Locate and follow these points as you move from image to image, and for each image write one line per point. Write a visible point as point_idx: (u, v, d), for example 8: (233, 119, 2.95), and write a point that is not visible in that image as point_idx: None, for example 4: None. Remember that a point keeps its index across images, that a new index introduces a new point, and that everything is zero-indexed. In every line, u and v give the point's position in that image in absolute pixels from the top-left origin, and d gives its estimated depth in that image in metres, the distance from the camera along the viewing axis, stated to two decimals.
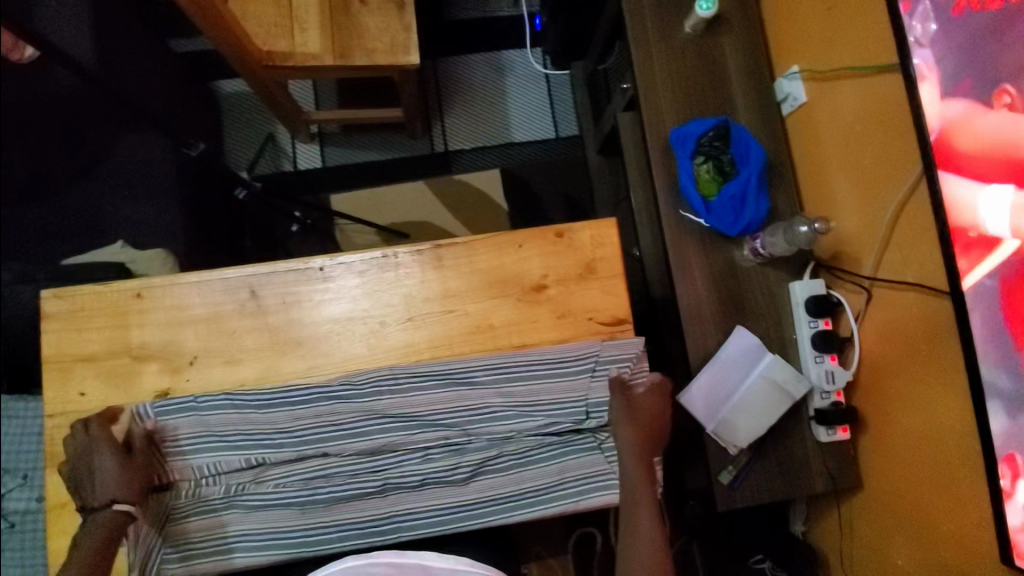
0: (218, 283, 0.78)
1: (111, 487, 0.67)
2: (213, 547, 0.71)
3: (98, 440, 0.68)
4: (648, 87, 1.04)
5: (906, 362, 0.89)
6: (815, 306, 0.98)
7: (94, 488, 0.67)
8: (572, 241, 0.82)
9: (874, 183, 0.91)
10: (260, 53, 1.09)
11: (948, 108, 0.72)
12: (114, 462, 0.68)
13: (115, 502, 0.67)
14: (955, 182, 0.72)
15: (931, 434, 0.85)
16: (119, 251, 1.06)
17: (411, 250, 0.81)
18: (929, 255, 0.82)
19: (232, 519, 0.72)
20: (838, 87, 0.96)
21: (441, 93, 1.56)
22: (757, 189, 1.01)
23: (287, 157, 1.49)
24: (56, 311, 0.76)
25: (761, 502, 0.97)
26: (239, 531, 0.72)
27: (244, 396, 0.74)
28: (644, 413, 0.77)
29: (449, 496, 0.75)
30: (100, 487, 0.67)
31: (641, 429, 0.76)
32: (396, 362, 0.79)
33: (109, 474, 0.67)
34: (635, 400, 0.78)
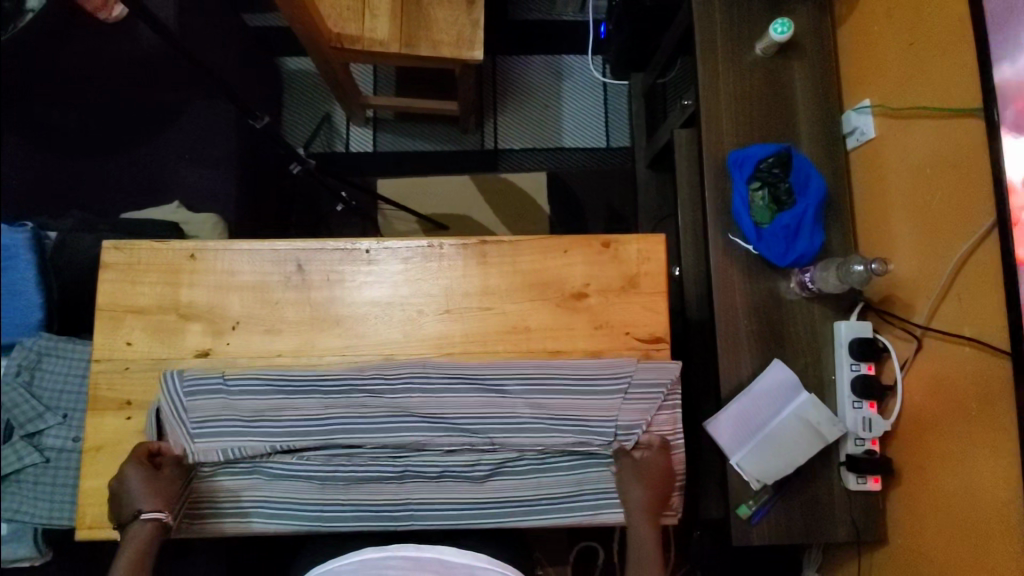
0: (267, 253, 0.80)
1: (142, 503, 0.70)
2: (235, 508, 0.74)
3: (126, 466, 0.72)
4: (710, 106, 1.03)
5: (952, 420, 0.85)
6: (860, 349, 0.95)
7: (130, 507, 0.70)
8: (618, 252, 0.81)
9: (938, 231, 0.87)
10: (330, 35, 1.12)
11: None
12: (140, 479, 0.71)
13: (143, 514, 0.69)
14: None
15: (971, 504, 0.81)
16: (175, 212, 1.09)
17: (457, 243, 0.81)
18: (991, 311, 0.78)
19: (255, 484, 0.75)
20: (911, 125, 0.93)
21: (498, 91, 1.56)
22: (813, 223, 0.98)
23: (341, 138, 1.52)
24: (114, 262, 0.79)
25: (779, 543, 0.95)
26: (262, 495, 0.74)
27: (278, 379, 0.76)
28: (654, 473, 0.75)
29: (464, 491, 0.76)
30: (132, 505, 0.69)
31: (653, 489, 0.74)
32: (428, 353, 0.80)
33: (137, 489, 0.70)
34: (644, 459, 0.75)
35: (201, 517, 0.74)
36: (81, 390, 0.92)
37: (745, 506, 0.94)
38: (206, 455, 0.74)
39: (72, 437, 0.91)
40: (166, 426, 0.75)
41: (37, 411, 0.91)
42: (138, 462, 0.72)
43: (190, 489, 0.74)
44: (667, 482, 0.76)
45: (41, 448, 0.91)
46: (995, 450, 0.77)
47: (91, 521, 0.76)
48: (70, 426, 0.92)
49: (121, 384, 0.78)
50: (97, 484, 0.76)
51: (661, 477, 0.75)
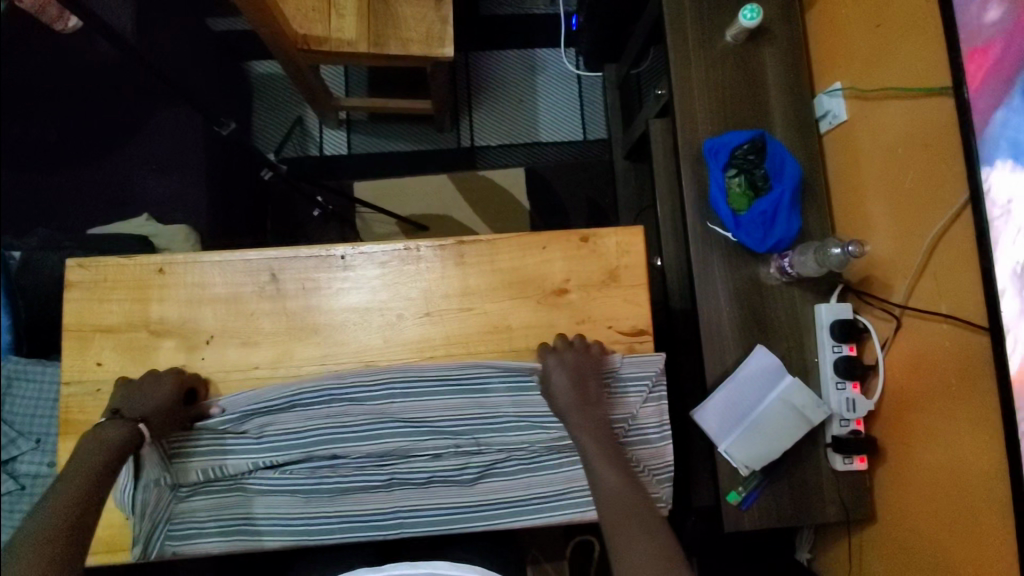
0: (239, 264, 0.78)
1: (150, 411, 0.69)
2: (219, 527, 0.73)
3: (169, 378, 0.72)
4: (684, 95, 1.02)
5: (935, 398, 0.86)
6: (841, 331, 0.96)
7: (136, 404, 0.69)
8: (597, 246, 0.80)
9: (911, 212, 0.88)
10: (296, 37, 1.09)
11: (1002, 133, 0.69)
12: (169, 395, 0.71)
13: (144, 423, 0.68)
14: (1004, 212, 0.69)
15: (958, 480, 0.82)
16: (143, 224, 1.06)
17: (434, 244, 0.79)
18: (967, 287, 0.78)
19: (238, 501, 0.74)
20: (881, 107, 0.93)
21: (471, 87, 1.55)
22: (790, 207, 0.98)
23: (314, 142, 1.49)
24: (79, 281, 0.76)
25: (769, 526, 0.95)
26: (249, 513, 0.73)
27: (257, 392, 0.75)
28: (566, 377, 0.72)
29: (453, 495, 0.75)
30: (141, 406, 0.69)
31: (575, 393, 0.72)
32: (410, 358, 0.78)
33: (158, 399, 0.70)
34: (546, 370, 0.74)
35: (181, 538, 0.73)
36: (52, 412, 0.89)
37: (735, 493, 0.94)
38: (186, 475, 0.73)
39: (47, 462, 0.88)
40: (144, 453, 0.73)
41: (10, 436, 0.88)
42: (181, 385, 0.72)
43: (172, 511, 0.73)
44: (587, 378, 0.73)
45: (16, 475, 0.88)
46: (978, 424, 0.78)
47: None
48: (44, 451, 0.89)
49: (93, 407, 0.75)
50: None
51: (576, 376, 0.73)
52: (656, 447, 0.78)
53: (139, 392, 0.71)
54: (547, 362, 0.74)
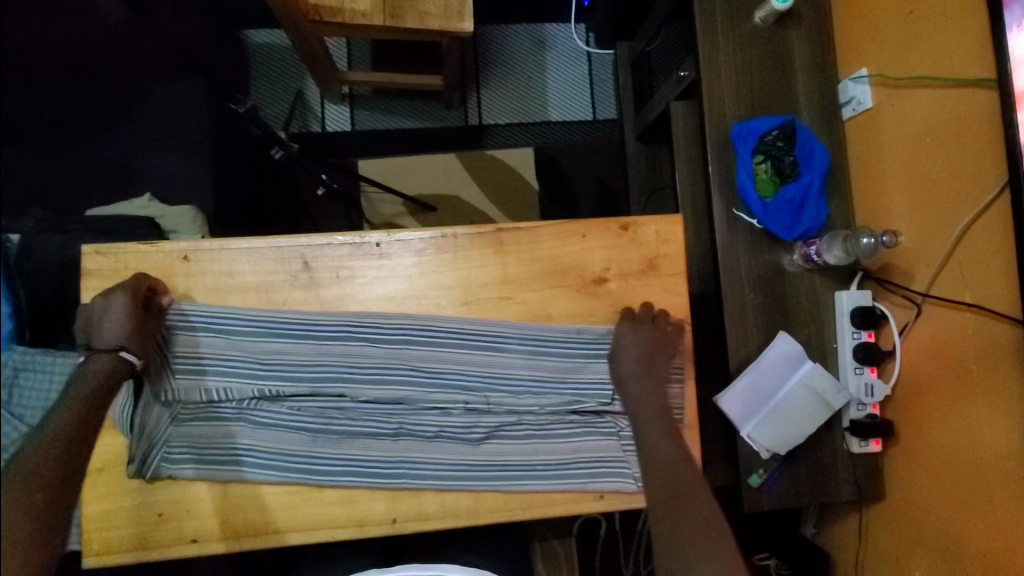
0: (269, 251, 0.74)
1: (116, 337, 0.66)
2: (207, 457, 0.70)
3: (117, 293, 0.67)
4: (712, 78, 1.01)
5: (951, 384, 0.89)
6: (860, 318, 0.97)
7: (104, 334, 0.66)
8: (637, 235, 0.79)
9: (938, 202, 0.89)
10: (306, 7, 1.04)
11: None
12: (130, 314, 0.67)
13: (121, 350, 0.66)
14: None
15: (974, 461, 0.85)
16: (148, 205, 1.01)
17: (471, 232, 0.77)
18: (998, 277, 0.80)
19: (241, 431, 0.71)
20: (908, 96, 0.94)
21: (479, 62, 1.50)
22: (818, 196, 0.99)
23: (316, 117, 1.44)
24: (97, 269, 0.72)
25: (787, 506, 0.98)
26: (249, 444, 0.71)
27: (271, 321, 0.73)
28: (635, 348, 0.75)
29: (457, 451, 0.74)
30: (109, 335, 0.65)
31: (644, 373, 0.74)
32: (414, 312, 0.76)
33: (119, 321, 0.66)
34: (618, 338, 0.76)
35: (178, 462, 0.70)
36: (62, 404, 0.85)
37: (756, 476, 0.96)
38: (190, 395, 0.71)
39: None
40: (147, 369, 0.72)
41: (23, 431, 0.85)
42: (135, 297, 0.67)
43: (170, 432, 0.70)
44: (656, 358, 0.75)
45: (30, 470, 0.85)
46: (997, 408, 0.81)
47: (101, 546, 0.71)
48: None
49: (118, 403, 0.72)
50: (103, 507, 0.71)
51: (648, 351, 0.75)
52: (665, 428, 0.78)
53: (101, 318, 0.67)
54: (621, 339, 0.75)
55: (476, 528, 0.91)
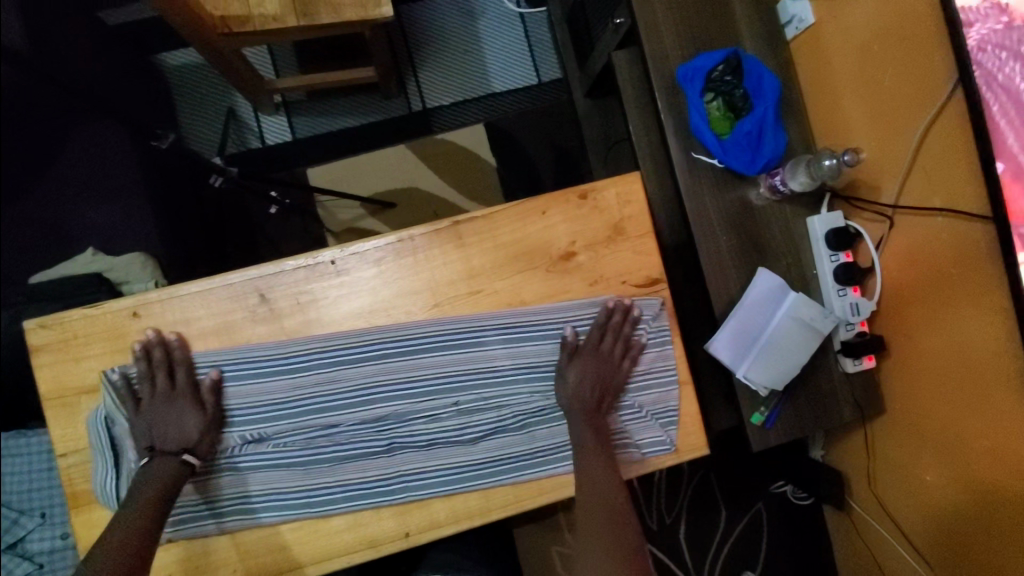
0: (221, 291, 0.71)
1: (181, 440, 0.66)
2: (210, 508, 0.69)
3: (179, 397, 0.67)
4: (649, 21, 0.97)
5: (934, 289, 0.89)
6: (835, 239, 0.96)
7: (169, 437, 0.66)
8: (598, 201, 0.76)
9: (895, 108, 0.87)
10: (212, 20, 0.97)
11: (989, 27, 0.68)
12: (194, 416, 0.67)
13: (184, 454, 0.66)
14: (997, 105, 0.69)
15: (966, 362, 0.85)
16: (93, 260, 0.96)
17: (427, 230, 0.74)
18: (961, 177, 0.79)
19: (232, 481, 0.69)
20: (852, 3, 0.90)
21: (411, 44, 1.44)
22: (774, 123, 0.95)
23: (253, 132, 1.37)
24: (46, 343, 0.68)
25: (793, 437, 0.99)
26: (244, 491, 0.70)
27: (236, 364, 0.70)
28: (586, 374, 0.73)
29: (459, 455, 0.73)
30: (176, 439, 0.66)
31: (587, 393, 0.73)
32: (383, 324, 0.73)
33: (185, 425, 0.66)
34: (573, 363, 0.74)
35: (174, 522, 0.69)
36: (50, 481, 0.84)
37: (758, 414, 0.97)
38: None
39: (59, 535, 0.83)
40: (119, 433, 0.68)
41: (12, 518, 0.83)
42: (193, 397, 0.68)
43: None
44: (608, 384, 0.74)
45: (31, 555, 0.82)
46: (981, 307, 0.80)
47: None
48: (53, 524, 0.83)
49: None
50: None
51: (597, 378, 0.73)
52: (661, 391, 0.78)
53: (161, 422, 0.67)
54: (574, 358, 0.74)
55: None
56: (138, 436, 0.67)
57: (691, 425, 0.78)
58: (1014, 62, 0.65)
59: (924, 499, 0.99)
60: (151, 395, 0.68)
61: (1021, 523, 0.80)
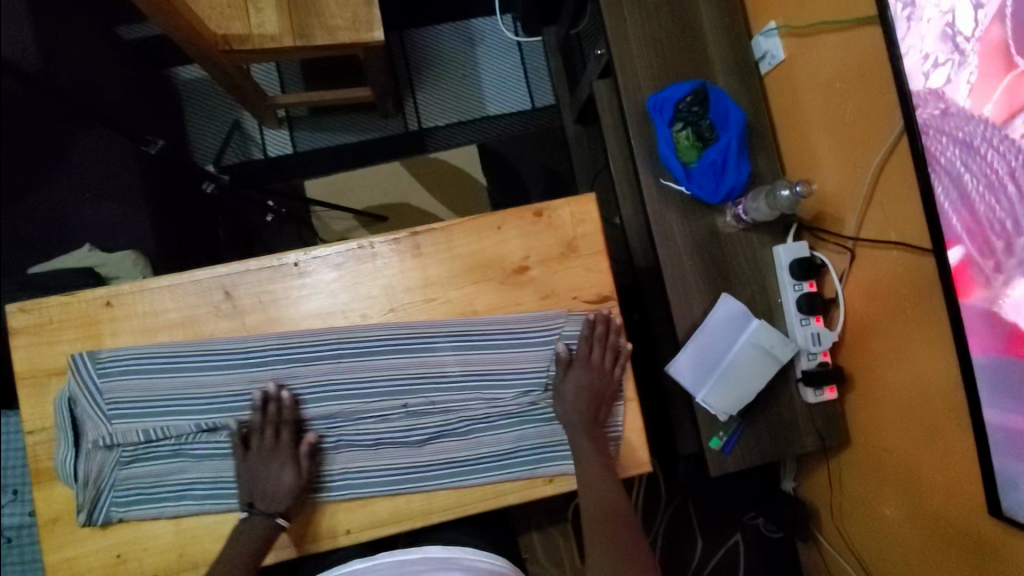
0: (189, 286, 0.75)
1: (276, 502, 0.70)
2: (159, 494, 0.71)
3: (284, 459, 0.71)
4: (622, 53, 1.01)
5: (891, 322, 0.89)
6: (798, 270, 0.98)
7: (268, 498, 0.70)
8: (552, 219, 0.80)
9: (854, 142, 0.89)
10: (214, 38, 1.04)
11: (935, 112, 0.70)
12: (293, 478, 0.71)
13: (278, 517, 0.70)
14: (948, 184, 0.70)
15: (921, 395, 0.86)
16: (87, 255, 1.02)
17: (387, 239, 0.78)
18: (912, 214, 0.81)
19: (181, 468, 0.72)
20: (816, 42, 0.94)
21: (411, 67, 1.51)
22: (738, 154, 0.98)
23: (256, 144, 1.45)
24: (24, 327, 0.73)
25: (753, 464, 0.99)
26: (193, 479, 0.72)
27: (196, 356, 0.73)
28: (580, 387, 0.76)
29: (404, 457, 0.76)
30: (275, 502, 0.70)
31: (583, 405, 0.75)
32: (340, 326, 0.77)
33: (283, 487, 0.71)
34: (567, 377, 0.76)
35: (126, 503, 0.71)
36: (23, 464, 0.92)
37: (717, 438, 0.98)
38: (126, 437, 0.71)
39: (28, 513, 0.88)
40: (80, 413, 0.71)
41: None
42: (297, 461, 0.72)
43: (114, 477, 0.71)
44: (601, 394, 0.77)
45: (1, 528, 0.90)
46: (933, 341, 0.81)
47: None
48: (24, 502, 0.91)
49: None
50: (64, 555, 0.72)
51: (591, 390, 0.76)
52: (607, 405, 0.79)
53: (263, 478, 0.71)
54: (569, 372, 0.76)
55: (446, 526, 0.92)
56: (241, 488, 0.72)
57: (636, 441, 0.80)
58: (960, 152, 0.67)
59: (887, 535, 0.98)
60: (259, 447, 0.72)
61: (979, 560, 0.80)
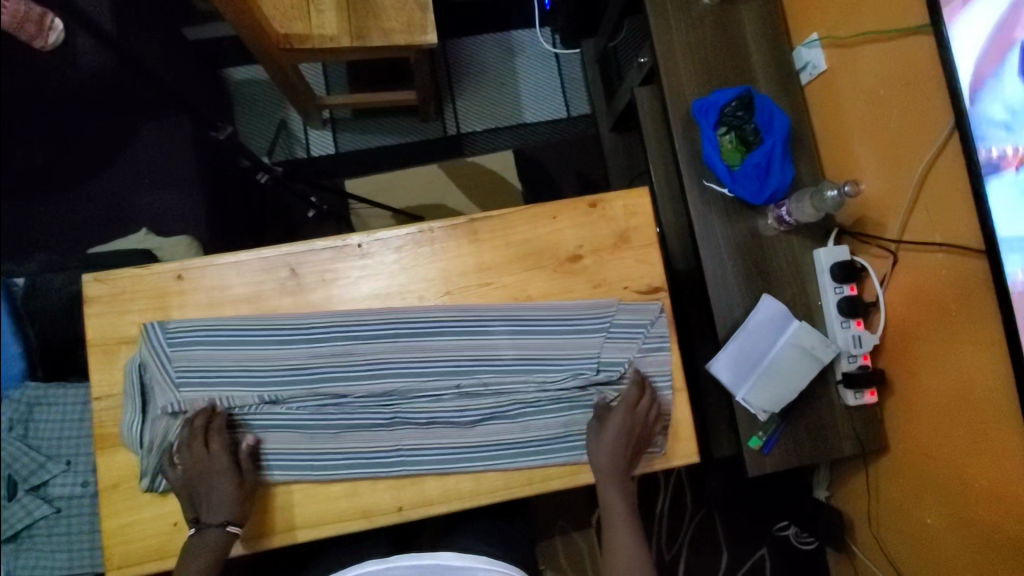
0: (256, 262, 0.78)
1: (222, 512, 0.70)
2: None
3: (220, 473, 0.70)
4: (668, 59, 1.05)
5: (935, 326, 0.90)
6: (840, 271, 0.99)
7: (213, 509, 0.70)
8: (606, 210, 0.82)
9: (899, 149, 0.92)
10: (277, 37, 1.09)
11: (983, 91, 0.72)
12: (234, 487, 0.71)
13: (229, 524, 0.70)
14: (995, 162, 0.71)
15: (965, 399, 0.86)
16: (144, 239, 1.06)
17: (447, 224, 0.81)
18: (960, 215, 0.82)
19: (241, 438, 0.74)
20: (861, 52, 0.96)
21: (451, 74, 1.56)
22: (782, 158, 1.01)
23: (301, 143, 1.50)
24: (97, 296, 0.76)
25: (792, 466, 0.99)
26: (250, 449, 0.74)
27: (259, 330, 0.75)
28: (618, 442, 0.74)
29: (455, 437, 0.77)
30: (220, 513, 0.70)
31: (620, 459, 0.74)
32: (397, 306, 0.79)
33: (223, 497, 0.70)
34: (606, 430, 0.74)
35: None
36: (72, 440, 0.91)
37: (756, 438, 0.98)
38: (193, 404, 0.73)
39: (82, 483, 0.87)
40: (150, 379, 0.74)
41: (38, 462, 0.87)
42: (232, 473, 0.71)
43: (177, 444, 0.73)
44: (636, 448, 0.76)
45: (51, 499, 0.87)
46: (978, 344, 0.82)
47: (121, 559, 0.72)
48: (76, 472, 0.88)
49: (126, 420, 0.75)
50: (119, 522, 0.73)
51: (628, 446, 0.74)
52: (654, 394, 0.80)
53: (204, 491, 0.71)
54: (610, 423, 0.74)
55: (485, 513, 0.93)
56: (183, 504, 0.72)
57: (683, 432, 0.80)
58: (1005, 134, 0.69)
59: (927, 544, 0.98)
60: (189, 461, 0.71)
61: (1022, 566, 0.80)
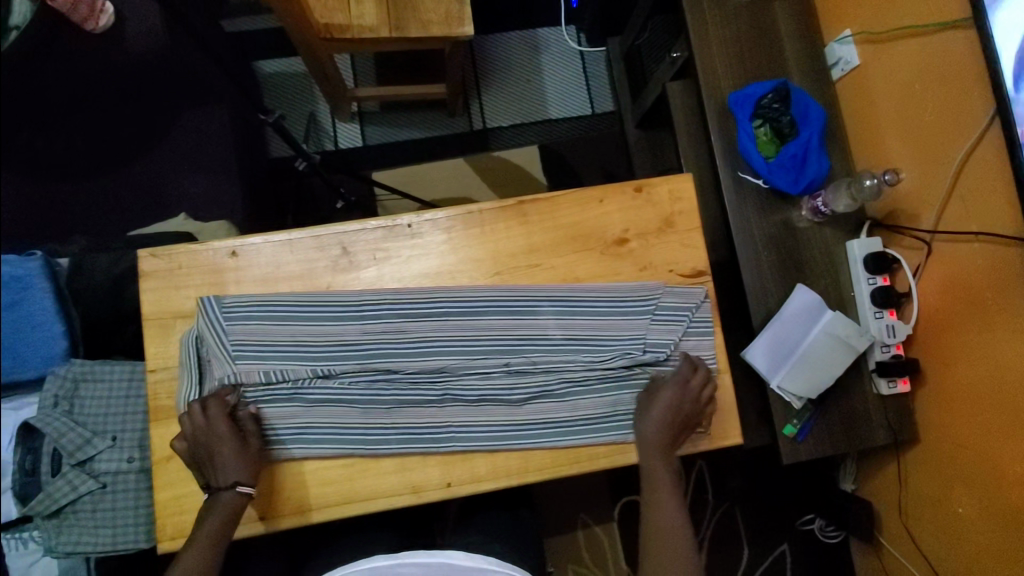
0: (309, 240, 0.79)
1: (230, 474, 0.70)
2: (273, 435, 0.74)
3: (220, 434, 0.70)
4: (704, 53, 1.07)
5: (970, 315, 0.91)
6: (873, 263, 1.00)
7: (222, 472, 0.70)
8: (651, 195, 0.83)
9: (934, 141, 0.93)
10: (318, 26, 1.10)
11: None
12: (240, 449, 0.70)
13: (239, 485, 0.70)
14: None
15: (1001, 386, 0.87)
16: (184, 223, 1.07)
17: (496, 206, 0.82)
18: (999, 204, 0.84)
19: (295, 412, 0.74)
20: (894, 47, 0.98)
21: (478, 70, 1.58)
22: (819, 149, 1.03)
23: (329, 136, 1.51)
24: (154, 271, 0.77)
25: (825, 454, 1.00)
26: (304, 423, 0.74)
27: (312, 306, 0.76)
28: (665, 415, 0.75)
29: (504, 414, 0.78)
30: (226, 475, 0.69)
31: (665, 433, 0.75)
32: (447, 285, 0.80)
33: (228, 459, 0.69)
34: (654, 402, 0.76)
35: None
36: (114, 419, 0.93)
37: (790, 426, 0.99)
38: (248, 377, 0.74)
39: (127, 458, 0.88)
40: (206, 352, 0.74)
41: (85, 437, 0.87)
42: (232, 434, 0.70)
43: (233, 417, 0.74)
44: (684, 424, 0.76)
45: (96, 474, 0.87)
46: (1016, 331, 0.83)
47: (174, 530, 0.73)
48: (122, 447, 0.89)
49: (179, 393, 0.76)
50: (173, 493, 0.74)
51: (675, 419, 0.75)
52: None
53: (210, 456, 0.71)
54: (658, 396, 0.76)
55: None
56: (193, 470, 0.72)
57: (727, 413, 0.81)
58: None
59: (959, 532, 0.99)
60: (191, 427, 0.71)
61: None
